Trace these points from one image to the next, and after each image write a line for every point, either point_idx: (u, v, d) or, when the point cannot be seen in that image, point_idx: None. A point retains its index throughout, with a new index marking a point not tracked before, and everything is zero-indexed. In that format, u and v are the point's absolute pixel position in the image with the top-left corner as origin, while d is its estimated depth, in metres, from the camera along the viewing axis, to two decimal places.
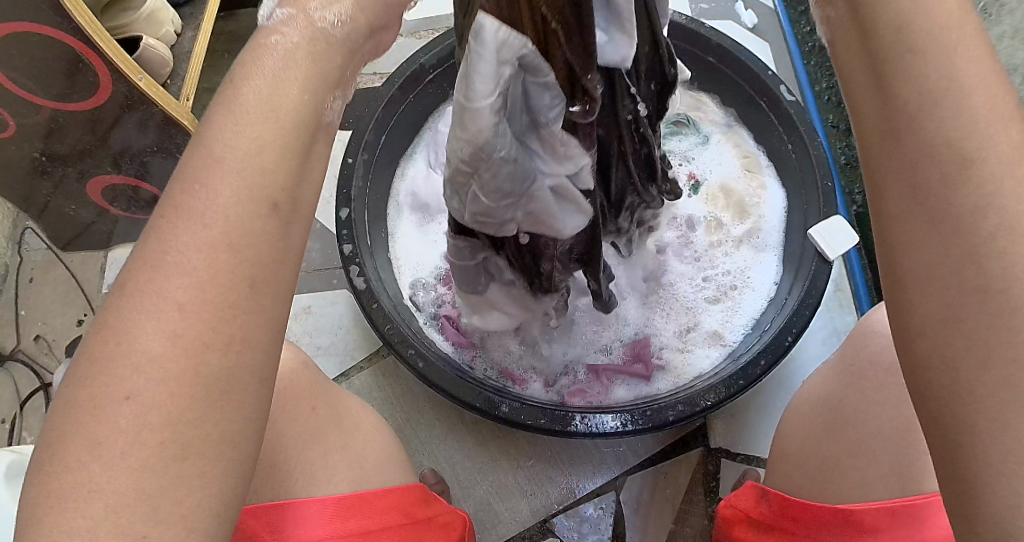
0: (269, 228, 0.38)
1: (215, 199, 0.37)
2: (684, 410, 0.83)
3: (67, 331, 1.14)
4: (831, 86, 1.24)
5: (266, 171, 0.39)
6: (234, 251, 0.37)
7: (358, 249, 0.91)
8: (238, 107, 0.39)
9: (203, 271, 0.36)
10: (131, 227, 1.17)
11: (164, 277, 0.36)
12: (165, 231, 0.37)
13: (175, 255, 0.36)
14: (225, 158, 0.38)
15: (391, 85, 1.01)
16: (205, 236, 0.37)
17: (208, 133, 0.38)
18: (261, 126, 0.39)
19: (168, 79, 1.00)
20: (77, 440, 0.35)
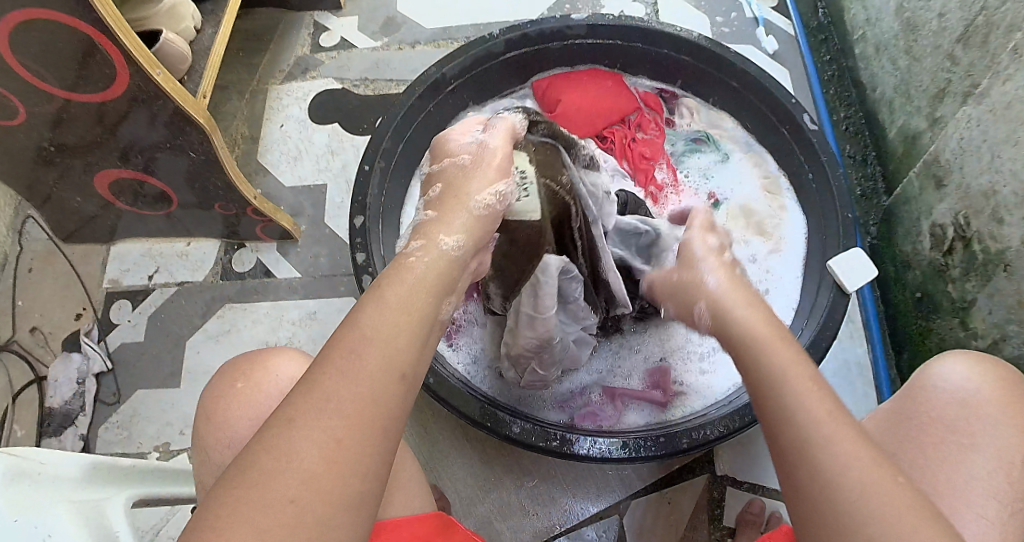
0: (388, 395, 0.50)
1: (356, 373, 0.50)
2: (697, 438, 0.83)
3: (65, 325, 1.12)
4: (849, 117, 1.22)
5: (394, 355, 0.52)
6: (366, 406, 0.49)
7: (371, 258, 0.92)
8: (383, 301, 0.54)
9: (348, 419, 0.49)
10: (136, 223, 1.14)
11: (311, 413, 0.48)
12: (321, 379, 0.50)
13: (319, 406, 0.49)
14: (366, 349, 0.51)
15: (414, 93, 1.00)
16: (348, 398, 0.49)
17: (356, 324, 0.52)
18: (398, 322, 0.53)
19: (186, 75, 0.97)
20: (242, 521, 0.45)
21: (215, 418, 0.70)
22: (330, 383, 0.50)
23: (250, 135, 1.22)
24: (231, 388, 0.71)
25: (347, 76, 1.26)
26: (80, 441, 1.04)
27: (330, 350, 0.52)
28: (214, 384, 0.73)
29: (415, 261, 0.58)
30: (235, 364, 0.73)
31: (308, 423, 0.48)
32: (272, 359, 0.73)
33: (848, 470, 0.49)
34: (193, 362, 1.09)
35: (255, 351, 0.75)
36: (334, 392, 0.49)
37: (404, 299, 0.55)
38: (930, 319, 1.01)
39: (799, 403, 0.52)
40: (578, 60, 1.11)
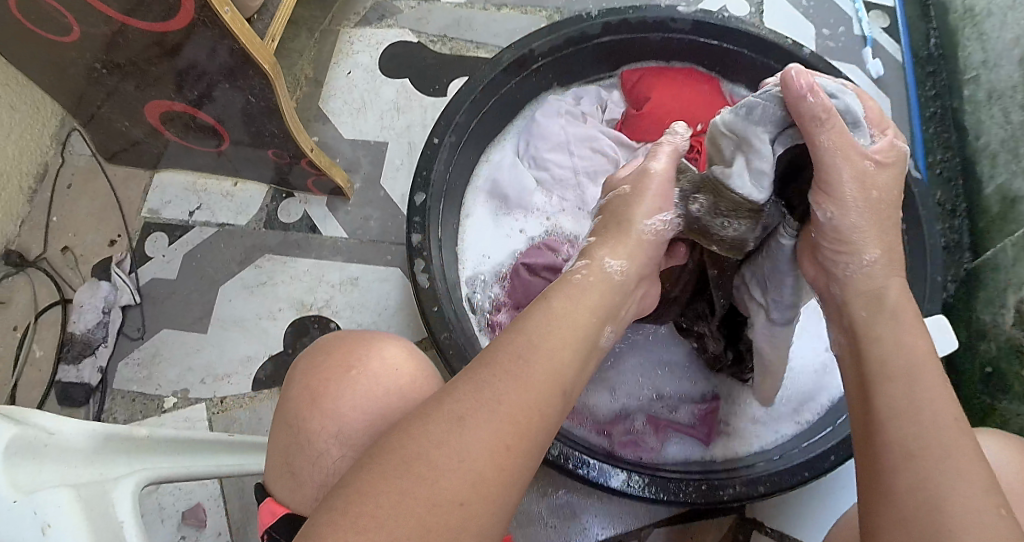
0: (549, 405, 0.52)
1: (524, 378, 0.51)
2: (740, 491, 0.79)
3: (97, 250, 1.08)
4: (945, 161, 1.13)
5: (558, 369, 0.53)
6: (532, 413, 0.51)
7: (427, 241, 0.86)
8: (549, 315, 0.56)
9: (514, 420, 0.50)
10: (183, 155, 1.09)
11: (483, 406, 0.50)
12: (488, 381, 0.51)
13: (489, 405, 0.50)
14: (533, 356, 0.53)
15: (497, 66, 0.92)
16: (515, 402, 0.50)
17: (522, 331, 0.54)
18: (566, 337, 0.55)
19: (255, 14, 0.91)
20: (401, 492, 0.46)
21: (323, 403, 0.62)
22: (503, 384, 0.51)
23: (315, 78, 1.14)
24: (342, 373, 0.63)
25: (425, 30, 1.16)
26: (98, 374, 1.01)
27: (497, 352, 0.53)
28: (311, 364, 0.65)
29: (583, 278, 0.61)
30: (339, 343, 0.66)
31: (476, 421, 0.49)
32: (382, 344, 0.66)
33: (953, 476, 0.49)
34: (223, 310, 1.04)
35: (362, 331, 0.68)
36: (500, 394, 0.50)
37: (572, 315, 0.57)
38: (996, 400, 0.96)
39: (915, 398, 0.52)
40: (674, 57, 1.01)
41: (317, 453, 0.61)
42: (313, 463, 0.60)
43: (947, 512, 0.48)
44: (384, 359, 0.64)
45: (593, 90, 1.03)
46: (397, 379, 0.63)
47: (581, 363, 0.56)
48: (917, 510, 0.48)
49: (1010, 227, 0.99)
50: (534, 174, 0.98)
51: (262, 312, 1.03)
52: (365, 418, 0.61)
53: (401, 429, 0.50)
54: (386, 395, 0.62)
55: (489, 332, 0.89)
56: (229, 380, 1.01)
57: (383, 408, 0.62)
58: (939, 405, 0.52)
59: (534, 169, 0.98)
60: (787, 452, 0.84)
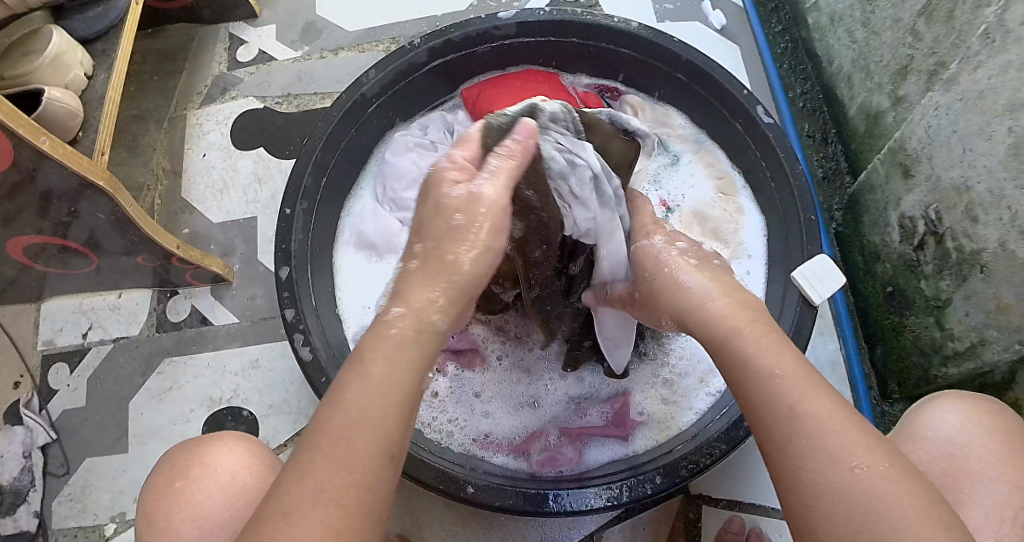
0: (372, 474, 0.50)
1: (341, 456, 0.50)
2: (662, 482, 0.79)
3: (4, 394, 1.05)
4: (806, 92, 1.16)
5: (382, 438, 0.51)
6: (357, 492, 0.49)
7: (301, 314, 0.84)
8: (363, 379, 0.53)
9: (337, 505, 0.48)
10: (62, 280, 1.06)
11: (302, 502, 0.48)
12: (314, 465, 0.49)
13: (313, 496, 0.48)
14: (353, 431, 0.51)
15: (329, 120, 0.90)
16: (337, 485, 0.49)
17: (340, 405, 0.52)
18: (383, 399, 0.52)
19: (79, 131, 0.90)
20: None
21: (156, 521, 0.64)
22: (318, 468, 0.49)
23: (173, 168, 1.12)
24: (169, 488, 0.65)
25: (269, 93, 1.15)
26: (35, 518, 1.00)
27: (319, 435, 0.51)
28: (150, 486, 0.66)
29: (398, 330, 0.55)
30: (170, 459, 0.67)
31: (302, 513, 0.47)
32: (209, 452, 0.66)
33: (842, 451, 0.51)
34: (137, 424, 1.04)
35: (196, 437, 0.69)
36: (324, 479, 0.49)
37: (382, 371, 0.53)
38: (903, 316, 0.99)
39: (774, 387, 0.55)
40: (510, 62, 1.01)
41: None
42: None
43: (864, 495, 0.49)
44: (207, 463, 0.65)
45: (438, 116, 1.01)
46: (229, 483, 0.64)
47: (405, 421, 0.53)
48: (829, 501, 0.50)
49: (879, 141, 1.02)
50: (395, 215, 0.96)
51: (175, 418, 1.03)
52: (195, 529, 0.63)
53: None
54: (210, 502, 0.64)
55: None
56: None
57: (206, 516, 0.63)
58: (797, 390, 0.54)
59: (395, 211, 0.97)
60: (703, 428, 0.84)
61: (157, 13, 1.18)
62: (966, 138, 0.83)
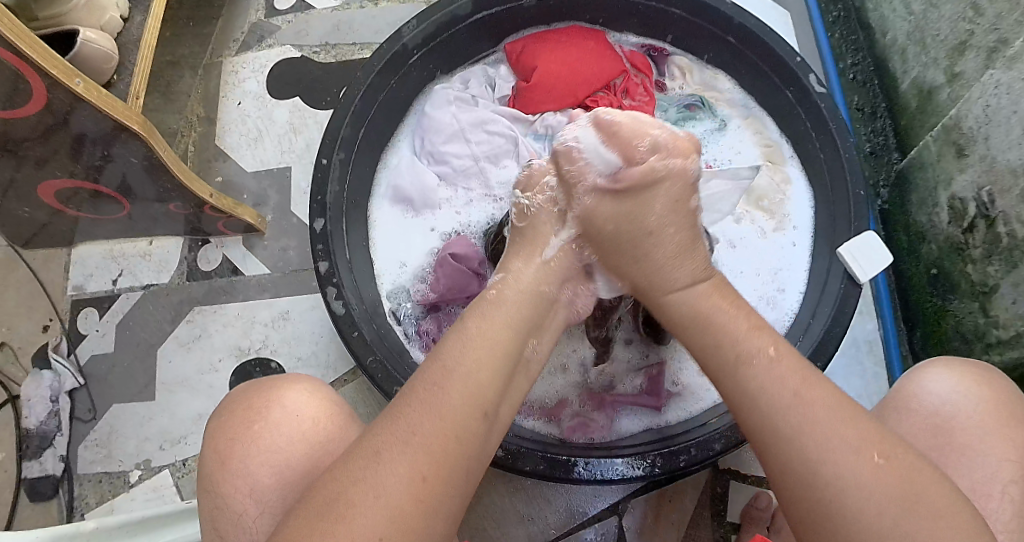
0: (463, 427, 0.54)
1: (440, 406, 0.54)
2: (694, 455, 0.78)
3: (34, 338, 1.05)
4: (857, 63, 1.13)
5: (477, 392, 0.55)
6: (450, 439, 0.53)
7: (336, 267, 0.83)
8: (465, 343, 0.58)
9: (431, 452, 0.52)
10: (92, 226, 1.06)
11: (397, 441, 0.52)
12: (405, 412, 0.54)
13: (404, 440, 0.52)
14: (448, 383, 0.55)
15: (370, 70, 0.88)
16: (429, 434, 0.52)
17: (438, 358, 0.56)
18: (477, 357, 0.57)
19: (114, 75, 0.89)
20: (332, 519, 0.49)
21: (231, 463, 0.61)
22: (413, 414, 0.53)
23: (207, 116, 1.11)
24: (245, 429, 0.62)
25: (306, 43, 1.13)
26: (61, 462, 1.00)
27: (416, 385, 0.55)
28: (215, 427, 0.64)
29: (496, 295, 0.63)
30: (240, 398, 0.64)
31: (393, 456, 0.51)
32: (282, 393, 0.64)
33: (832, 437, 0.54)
34: (165, 372, 1.04)
35: (263, 379, 0.67)
36: (425, 424, 0.53)
37: (487, 333, 0.59)
38: (946, 300, 0.97)
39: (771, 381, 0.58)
40: (555, 18, 0.98)
41: (237, 514, 0.60)
42: (233, 526, 0.60)
43: (836, 488, 0.53)
44: (284, 407, 0.63)
45: (480, 70, 1.00)
46: (310, 425, 0.63)
47: (504, 383, 0.57)
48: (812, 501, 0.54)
49: (931, 118, 0.99)
50: (434, 169, 0.96)
51: (202, 367, 1.03)
52: (275, 474, 0.61)
53: (330, 467, 0.53)
54: (290, 449, 0.61)
55: (420, 341, 0.89)
56: (187, 441, 1.01)
57: (286, 459, 0.61)
58: (790, 385, 0.57)
59: (433, 165, 0.96)
60: None
61: None
62: None
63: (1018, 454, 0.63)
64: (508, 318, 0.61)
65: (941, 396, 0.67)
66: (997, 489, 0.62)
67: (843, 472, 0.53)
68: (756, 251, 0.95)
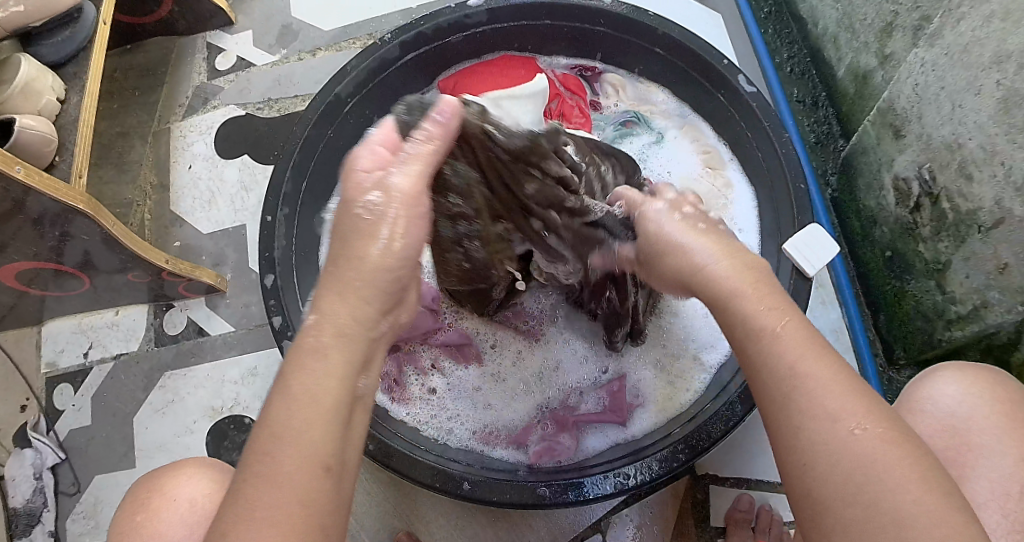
0: (312, 488, 0.45)
1: (273, 475, 0.45)
2: (659, 468, 0.78)
3: (12, 419, 1.06)
4: (792, 56, 1.14)
5: (320, 442, 0.46)
6: (298, 508, 0.44)
7: (290, 320, 0.84)
8: (289, 396, 0.47)
9: (277, 527, 0.43)
10: (59, 302, 1.07)
11: (241, 527, 0.43)
12: (251, 491, 0.44)
13: (244, 522, 0.43)
14: (279, 449, 0.45)
15: (304, 124, 0.90)
16: (270, 506, 0.44)
17: (264, 424, 0.46)
18: (306, 407, 0.46)
19: (56, 156, 0.91)
20: None
21: None
22: (249, 492, 0.44)
23: (160, 182, 1.12)
24: (132, 522, 0.65)
25: (249, 99, 1.14)
26: (51, 536, 1.01)
27: (247, 460, 0.46)
28: (119, 521, 0.67)
29: (312, 340, 0.49)
30: (134, 492, 0.68)
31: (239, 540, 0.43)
32: (167, 481, 0.67)
33: (823, 428, 0.47)
34: (143, 440, 1.04)
35: (160, 467, 0.69)
36: (266, 502, 0.44)
37: (315, 378, 0.48)
38: (904, 282, 0.97)
39: (776, 353, 0.50)
40: (484, 49, 0.99)
41: None
42: None
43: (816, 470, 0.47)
44: (166, 494, 0.65)
45: None
46: (189, 508, 0.64)
47: (344, 426, 0.48)
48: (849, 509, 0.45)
49: (869, 102, 1.00)
50: None
51: (178, 430, 1.04)
52: None
53: None
54: (171, 530, 0.64)
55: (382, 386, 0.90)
56: None
57: None
58: (789, 355, 0.50)
59: None
60: (699, 408, 0.83)
61: (134, 29, 1.18)
62: (955, 94, 0.81)
63: (1022, 450, 0.63)
64: (341, 358, 0.49)
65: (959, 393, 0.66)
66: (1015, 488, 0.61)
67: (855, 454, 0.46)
68: None
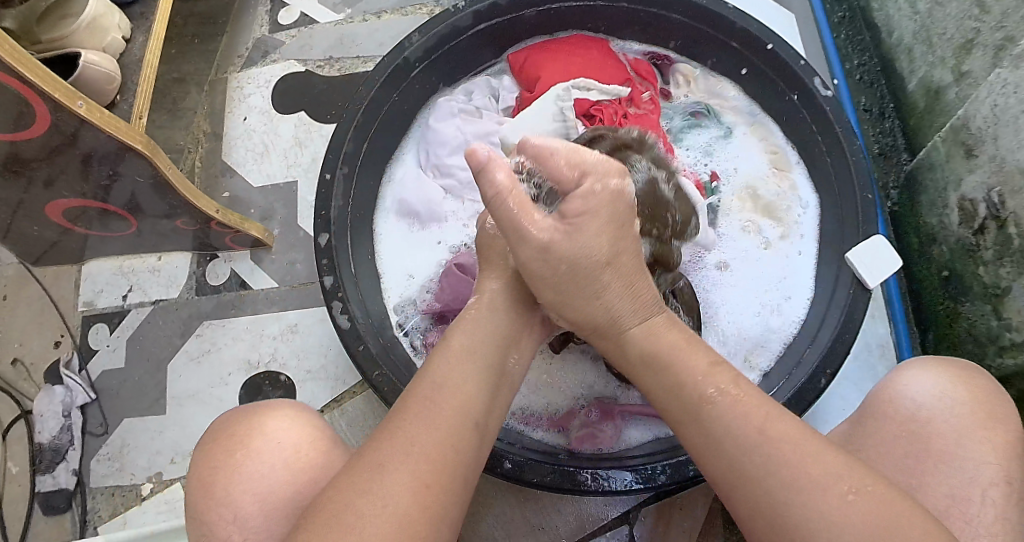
0: (456, 440, 0.56)
1: (434, 420, 0.56)
2: (703, 465, 0.77)
3: (45, 354, 1.06)
4: (863, 64, 1.13)
5: (464, 408, 0.58)
6: (439, 452, 0.55)
7: (340, 281, 0.83)
8: (452, 357, 0.61)
9: (420, 469, 0.54)
10: (102, 243, 1.07)
11: (398, 457, 0.54)
12: (407, 428, 0.56)
13: (403, 451, 0.54)
14: (439, 396, 0.58)
15: (373, 84, 0.89)
16: (428, 443, 0.55)
17: (426, 376, 0.60)
18: (468, 361, 0.61)
19: (117, 96, 0.90)
20: (335, 525, 0.51)
21: (213, 494, 0.62)
22: (412, 428, 0.56)
23: (213, 132, 1.11)
24: (227, 459, 0.63)
25: (310, 56, 1.13)
26: (74, 476, 1.00)
27: (410, 398, 0.58)
28: (199, 461, 0.64)
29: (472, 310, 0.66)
30: (226, 428, 0.65)
31: (395, 466, 0.54)
32: (265, 421, 0.65)
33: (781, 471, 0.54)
34: (176, 387, 1.04)
35: (251, 406, 0.68)
36: (419, 440, 0.55)
37: (472, 348, 0.62)
38: (958, 303, 0.95)
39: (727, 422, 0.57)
40: (557, 27, 0.98)
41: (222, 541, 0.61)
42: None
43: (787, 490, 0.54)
44: (265, 436, 0.64)
45: (483, 81, 1.00)
46: (287, 456, 0.63)
47: (488, 392, 0.61)
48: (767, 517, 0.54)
49: (940, 118, 0.98)
50: (439, 181, 0.96)
51: (212, 381, 1.03)
52: (257, 503, 0.61)
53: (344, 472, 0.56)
54: (268, 477, 0.62)
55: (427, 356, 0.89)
56: None
57: (269, 489, 0.62)
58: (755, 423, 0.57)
59: (439, 178, 0.96)
60: None
61: None
62: None
63: None
64: (489, 331, 0.64)
65: (921, 397, 0.66)
66: (976, 493, 0.61)
67: (803, 488, 0.53)
68: (761, 263, 0.94)
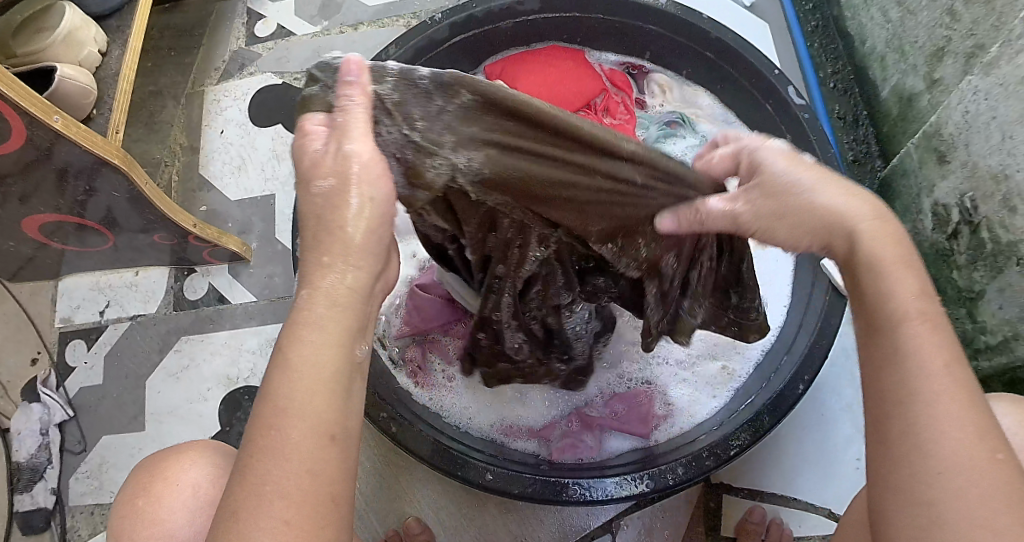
0: (322, 460, 0.45)
1: (283, 449, 0.45)
2: (682, 474, 0.78)
3: (22, 372, 1.05)
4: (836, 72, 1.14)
5: (318, 415, 0.46)
6: (308, 478, 0.45)
7: None
8: (288, 368, 0.46)
9: (293, 496, 0.44)
10: (78, 258, 1.06)
11: (253, 500, 0.44)
12: (256, 467, 0.45)
13: (258, 493, 0.44)
14: (285, 416, 0.45)
15: None
16: (286, 478, 0.44)
17: (268, 397, 0.46)
18: (316, 371, 0.47)
19: (93, 109, 0.89)
20: None
21: (122, 540, 0.64)
22: (266, 465, 0.45)
23: (190, 144, 1.11)
24: (132, 506, 0.65)
25: (287, 69, 1.13)
26: (52, 495, 0.99)
27: (253, 429, 0.46)
28: (117, 505, 0.66)
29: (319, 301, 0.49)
30: (137, 475, 0.67)
31: (255, 511, 0.44)
32: (171, 467, 0.65)
33: (941, 447, 0.46)
34: (155, 403, 1.03)
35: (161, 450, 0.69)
36: (278, 476, 0.44)
37: (314, 346, 0.47)
38: None
39: None
40: (533, 38, 0.99)
41: None
42: None
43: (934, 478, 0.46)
44: (170, 481, 0.64)
45: None
46: (193, 497, 0.63)
47: (343, 395, 0.47)
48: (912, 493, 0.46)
49: (913, 125, 1.00)
50: None
51: (192, 397, 1.02)
52: None
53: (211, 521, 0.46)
54: (173, 518, 0.63)
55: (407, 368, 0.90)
56: None
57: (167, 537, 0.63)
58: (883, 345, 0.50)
59: None
60: (726, 419, 0.83)
61: None
62: (1006, 126, 0.80)
63: None
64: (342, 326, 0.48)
65: None
66: None
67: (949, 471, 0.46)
68: None
